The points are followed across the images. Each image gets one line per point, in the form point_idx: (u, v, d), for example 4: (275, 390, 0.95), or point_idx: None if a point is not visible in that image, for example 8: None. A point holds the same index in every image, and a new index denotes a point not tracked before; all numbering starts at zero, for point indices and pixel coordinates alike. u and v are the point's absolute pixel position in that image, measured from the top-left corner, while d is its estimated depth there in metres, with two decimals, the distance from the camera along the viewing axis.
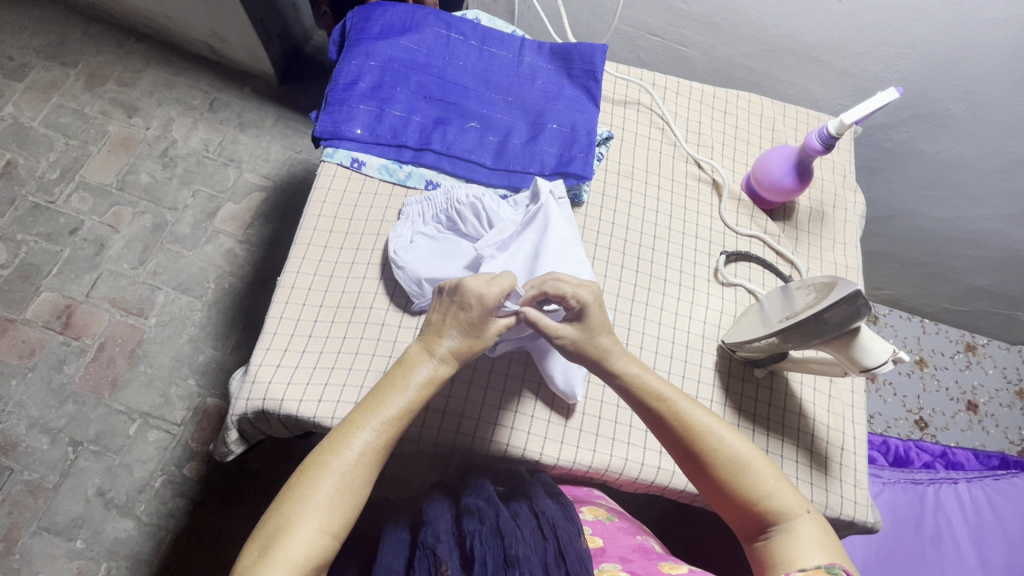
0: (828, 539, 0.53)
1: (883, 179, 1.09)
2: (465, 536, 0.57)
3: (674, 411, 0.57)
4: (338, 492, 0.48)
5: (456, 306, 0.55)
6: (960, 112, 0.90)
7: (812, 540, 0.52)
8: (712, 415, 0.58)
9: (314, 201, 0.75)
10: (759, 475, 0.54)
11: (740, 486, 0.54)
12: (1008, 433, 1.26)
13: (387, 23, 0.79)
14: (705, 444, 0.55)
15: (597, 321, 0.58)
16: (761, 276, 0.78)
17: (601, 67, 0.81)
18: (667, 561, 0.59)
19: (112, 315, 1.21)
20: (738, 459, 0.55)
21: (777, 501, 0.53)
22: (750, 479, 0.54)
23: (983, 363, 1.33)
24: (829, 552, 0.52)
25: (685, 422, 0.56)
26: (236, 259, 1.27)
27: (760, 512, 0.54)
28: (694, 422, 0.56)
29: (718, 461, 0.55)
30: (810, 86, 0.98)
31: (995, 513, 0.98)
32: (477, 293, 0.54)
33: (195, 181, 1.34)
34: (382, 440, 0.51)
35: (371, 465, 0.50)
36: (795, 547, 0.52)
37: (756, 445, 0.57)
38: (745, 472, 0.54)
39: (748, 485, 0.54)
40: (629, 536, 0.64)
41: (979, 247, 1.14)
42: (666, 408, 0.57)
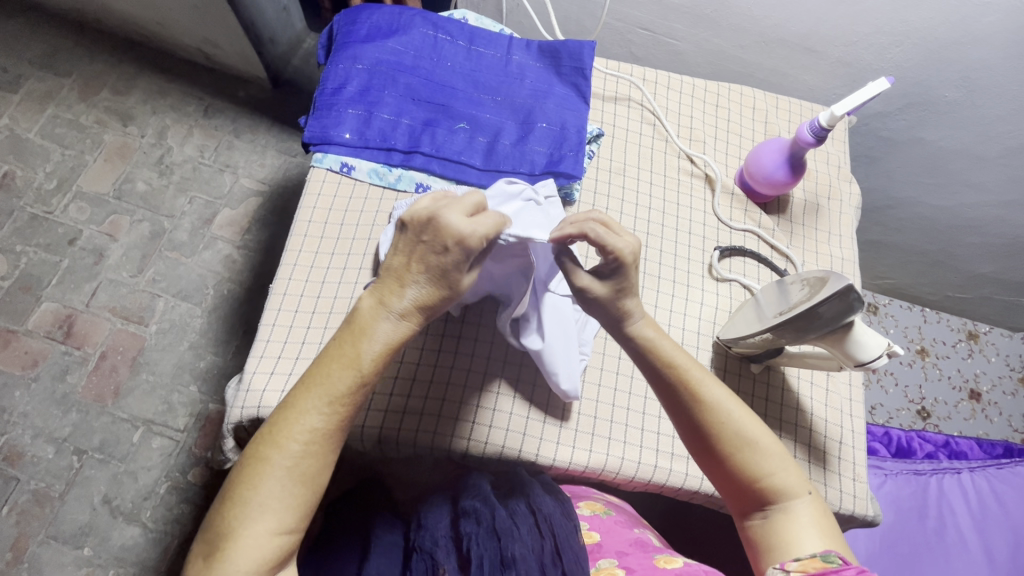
0: (826, 522, 0.53)
1: (880, 167, 1.08)
2: (462, 537, 0.57)
3: (686, 380, 0.55)
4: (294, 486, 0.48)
5: (425, 248, 0.48)
6: (957, 99, 0.89)
7: (809, 522, 0.52)
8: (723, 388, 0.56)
9: (305, 207, 0.75)
10: (764, 453, 0.54)
11: (741, 461, 0.54)
12: (1011, 420, 1.25)
13: (374, 25, 0.79)
14: (713, 417, 0.54)
15: (632, 282, 0.55)
16: (756, 271, 0.77)
17: (590, 64, 0.80)
18: (664, 554, 0.59)
19: (113, 324, 1.22)
20: (744, 436, 0.54)
21: (779, 480, 0.53)
22: (754, 456, 0.54)
23: (985, 351, 1.32)
24: (823, 534, 0.52)
25: (695, 392, 0.55)
26: (235, 265, 1.28)
27: (759, 489, 0.54)
28: (706, 394, 0.55)
29: (725, 436, 0.54)
30: (804, 76, 0.97)
31: (999, 501, 0.98)
32: (458, 235, 0.47)
33: (191, 188, 1.34)
34: (333, 426, 0.49)
35: (326, 450, 0.49)
36: (791, 527, 0.52)
37: (763, 423, 0.56)
38: (750, 449, 0.54)
39: (752, 462, 0.54)
40: (626, 530, 0.63)
41: (979, 233, 1.13)
42: (678, 378, 0.55)
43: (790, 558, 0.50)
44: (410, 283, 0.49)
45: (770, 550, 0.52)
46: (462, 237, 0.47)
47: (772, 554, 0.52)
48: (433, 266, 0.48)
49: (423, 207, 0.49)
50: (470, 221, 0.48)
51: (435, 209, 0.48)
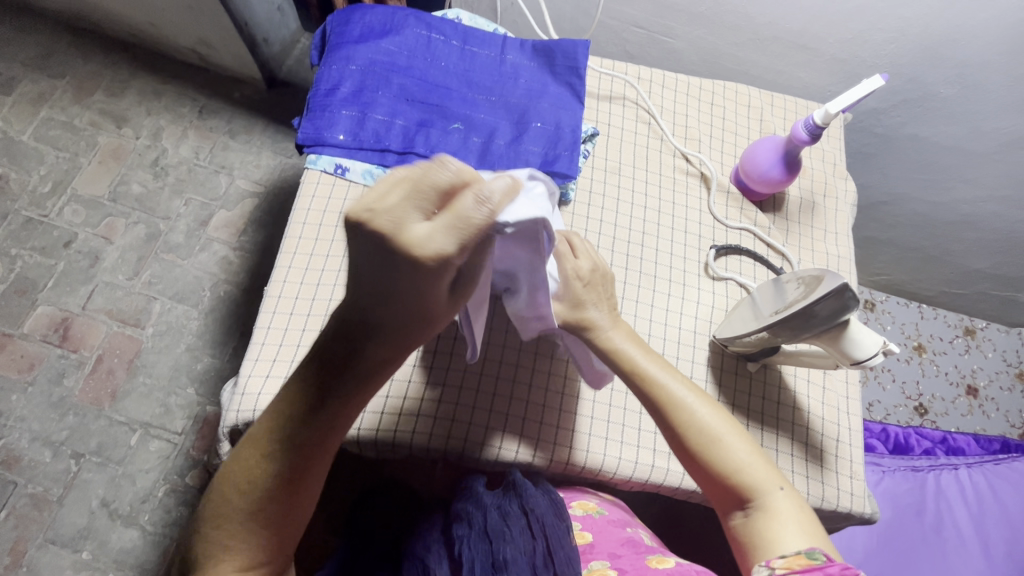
0: (807, 518, 0.52)
1: (876, 164, 1.08)
2: (454, 540, 0.58)
3: (648, 382, 0.58)
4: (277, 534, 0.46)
5: (386, 270, 0.35)
6: (952, 95, 0.89)
7: (789, 519, 0.51)
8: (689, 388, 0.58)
9: (299, 209, 0.75)
10: (732, 449, 0.55)
11: (713, 460, 0.55)
12: (1009, 416, 1.25)
13: (367, 25, 0.78)
14: (678, 416, 0.56)
15: (585, 295, 0.60)
16: (752, 269, 0.77)
17: (584, 63, 0.81)
18: (657, 554, 0.59)
19: (109, 327, 1.21)
20: (714, 435, 0.55)
21: (751, 477, 0.54)
22: (723, 452, 0.55)
23: (982, 347, 1.32)
24: (807, 532, 0.51)
25: (658, 392, 0.57)
26: (231, 267, 1.27)
27: (736, 488, 0.54)
28: (669, 395, 0.57)
29: (692, 434, 0.56)
30: (799, 73, 0.97)
31: (996, 496, 0.98)
32: (436, 257, 0.34)
33: (187, 190, 1.33)
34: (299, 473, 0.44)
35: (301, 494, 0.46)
36: (773, 524, 0.51)
37: (734, 420, 0.57)
38: (719, 446, 0.55)
39: (722, 459, 0.54)
40: (619, 529, 0.63)
41: (975, 229, 1.13)
42: (641, 380, 0.58)
43: (772, 554, 0.50)
44: (371, 309, 0.39)
45: (755, 550, 0.51)
46: (444, 260, 0.34)
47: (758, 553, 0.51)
48: (398, 292, 0.37)
49: (368, 211, 0.33)
50: (451, 233, 0.34)
51: (396, 219, 0.33)
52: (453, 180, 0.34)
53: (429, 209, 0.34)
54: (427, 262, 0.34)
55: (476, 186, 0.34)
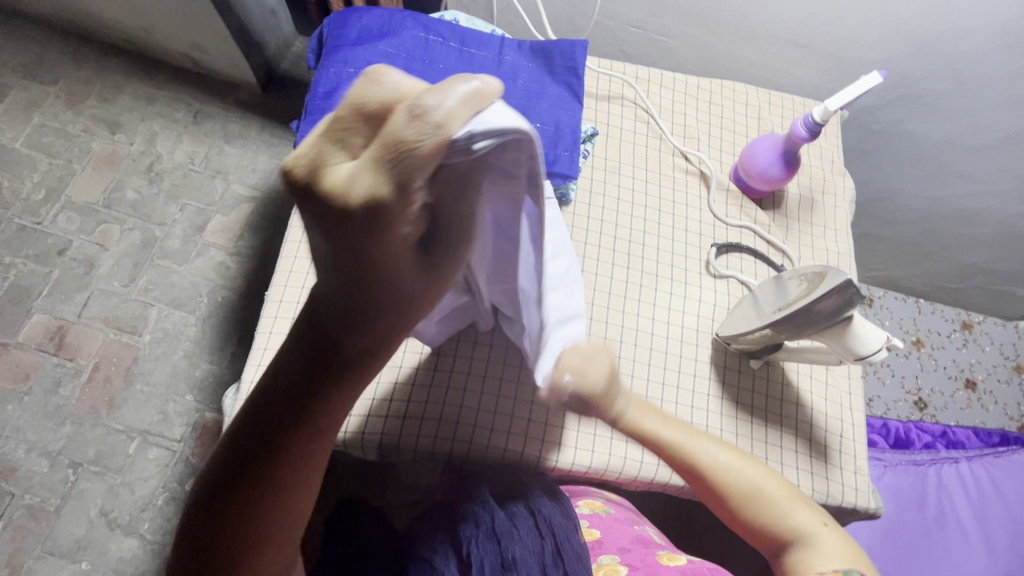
0: (845, 545, 0.56)
1: (872, 161, 1.09)
2: (462, 541, 0.57)
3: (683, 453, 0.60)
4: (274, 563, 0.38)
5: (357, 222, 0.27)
6: (946, 91, 0.90)
7: (831, 552, 0.55)
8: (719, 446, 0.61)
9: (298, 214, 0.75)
10: (770, 498, 0.58)
11: (758, 512, 0.58)
12: (1008, 409, 1.25)
13: (365, 28, 0.78)
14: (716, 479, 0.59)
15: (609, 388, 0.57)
16: (753, 266, 0.78)
17: (582, 64, 0.81)
18: (667, 550, 0.60)
19: (106, 334, 1.20)
20: (747, 487, 0.58)
21: (791, 520, 0.57)
22: (762, 503, 0.58)
23: (980, 340, 1.33)
24: (845, 558, 0.55)
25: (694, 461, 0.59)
26: (229, 272, 1.27)
27: (776, 530, 0.57)
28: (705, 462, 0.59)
29: (732, 493, 0.58)
30: (794, 71, 0.97)
31: (996, 489, 0.99)
32: (356, 196, 0.25)
33: (182, 195, 1.32)
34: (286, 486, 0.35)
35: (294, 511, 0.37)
36: (817, 558, 0.55)
37: (762, 467, 0.60)
38: (757, 498, 0.58)
39: (762, 511, 0.58)
40: (627, 527, 0.63)
41: (969, 224, 1.14)
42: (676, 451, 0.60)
43: None
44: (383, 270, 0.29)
45: None
46: (363, 195, 0.25)
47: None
48: (375, 244, 0.28)
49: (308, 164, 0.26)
50: (368, 165, 0.25)
51: (330, 160, 0.26)
52: (388, 98, 0.26)
53: (358, 144, 0.26)
54: (383, 207, 0.26)
55: (407, 100, 0.25)
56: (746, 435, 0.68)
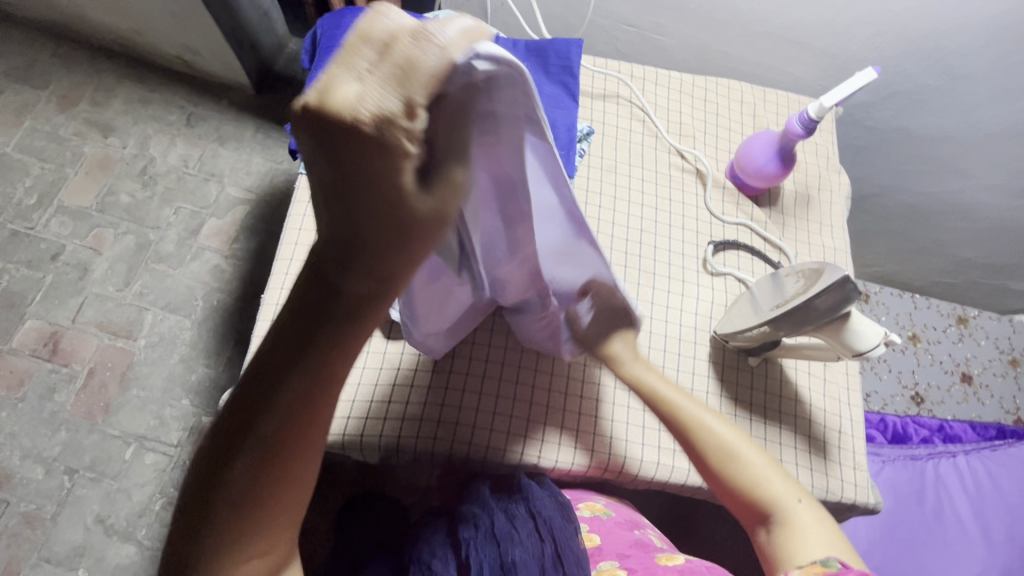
0: (825, 529, 0.53)
1: (866, 157, 1.10)
2: (461, 544, 0.57)
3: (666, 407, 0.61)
4: (268, 530, 0.36)
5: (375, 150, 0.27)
6: (939, 87, 0.90)
7: (808, 532, 0.52)
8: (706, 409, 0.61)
9: (293, 216, 0.75)
10: (748, 464, 0.57)
11: (733, 477, 0.57)
12: (1004, 403, 1.26)
13: None
14: (695, 436, 0.59)
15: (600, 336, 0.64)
16: (750, 263, 0.78)
17: (577, 62, 0.81)
18: (665, 552, 0.60)
19: (100, 339, 1.19)
20: (736, 453, 0.57)
21: (765, 491, 0.55)
22: (739, 468, 0.57)
23: (976, 335, 1.33)
24: (827, 542, 0.52)
25: (676, 414, 0.60)
26: (225, 275, 1.26)
27: (755, 502, 0.56)
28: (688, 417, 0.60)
29: (708, 454, 0.58)
30: (789, 68, 0.98)
31: (995, 483, 0.99)
32: (380, 120, 0.26)
33: (176, 198, 1.32)
34: (294, 437, 0.34)
35: (299, 472, 0.36)
36: (794, 537, 0.52)
37: (748, 438, 0.59)
38: (733, 461, 0.57)
39: (738, 475, 0.56)
40: (626, 531, 0.63)
41: (964, 219, 1.15)
42: (661, 404, 0.61)
43: (792, 561, 0.51)
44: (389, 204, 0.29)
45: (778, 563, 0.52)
46: (389, 117, 0.26)
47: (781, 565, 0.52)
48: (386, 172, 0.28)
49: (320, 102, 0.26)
50: (385, 87, 0.26)
51: (339, 90, 0.26)
52: (392, 29, 0.26)
53: (364, 69, 0.26)
54: (401, 127, 0.27)
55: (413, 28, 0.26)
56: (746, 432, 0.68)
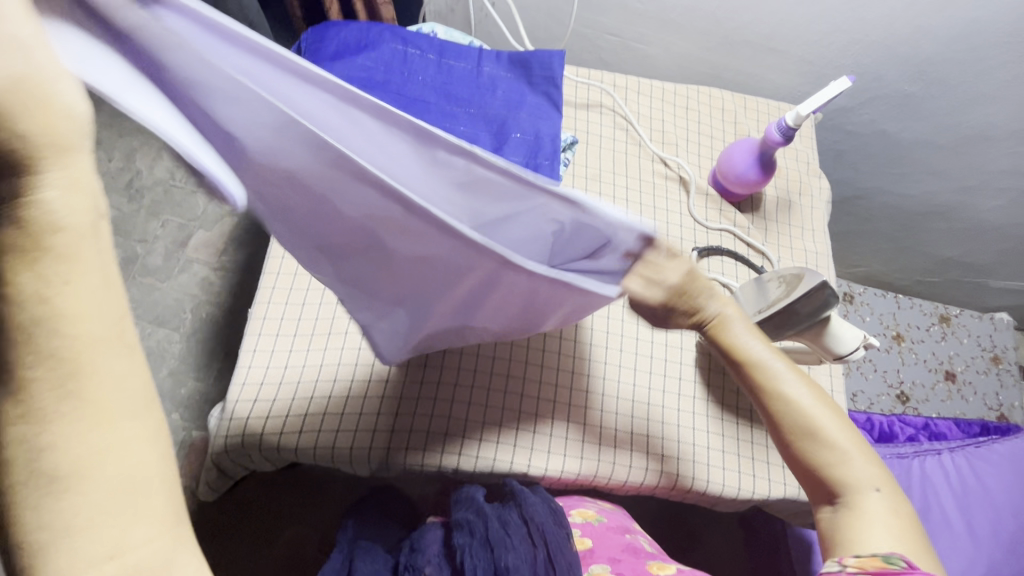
0: (899, 524, 0.51)
1: (847, 161, 1.12)
2: (455, 550, 0.58)
3: (758, 374, 0.56)
4: (44, 525, 0.26)
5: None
6: (915, 92, 0.92)
7: (878, 523, 0.51)
8: (802, 381, 0.56)
9: None
10: (830, 443, 0.54)
11: (808, 453, 0.54)
12: (986, 399, 1.24)
13: (343, 42, 0.79)
14: (779, 407, 0.55)
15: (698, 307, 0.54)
16: (734, 269, 0.79)
17: (559, 73, 0.82)
18: (656, 560, 0.60)
19: None
20: (819, 435, 0.54)
21: (842, 473, 0.53)
22: (817, 446, 0.54)
23: (958, 333, 1.30)
24: (896, 535, 0.50)
25: (765, 383, 0.56)
26: (213, 287, 1.26)
27: (825, 481, 0.54)
28: (777, 388, 0.55)
29: (787, 425, 0.55)
30: (769, 75, 0.99)
31: (980, 480, 1.00)
32: None
33: (163, 211, 1.31)
34: (73, 392, 0.27)
35: (63, 434, 0.26)
36: (855, 521, 0.51)
37: (840, 417, 0.55)
38: (811, 438, 0.54)
39: (813, 452, 0.54)
40: (618, 535, 0.63)
41: (943, 219, 1.17)
42: (753, 370, 0.56)
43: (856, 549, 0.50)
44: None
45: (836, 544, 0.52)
46: None
47: (836, 545, 0.52)
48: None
49: None
50: None
51: None
52: None
53: None
54: None
55: None
56: (733, 436, 0.70)
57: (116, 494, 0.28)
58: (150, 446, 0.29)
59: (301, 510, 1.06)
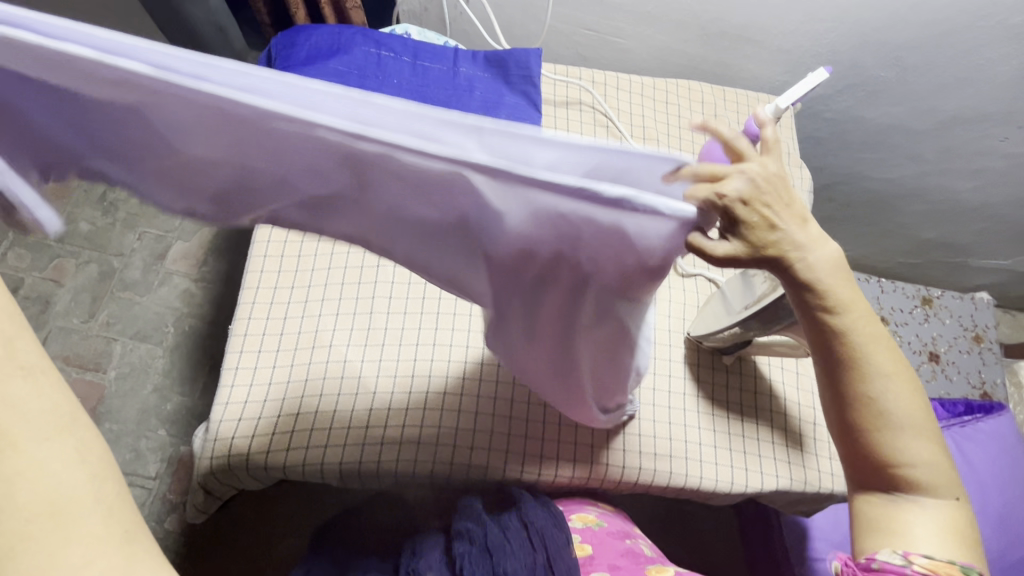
0: (960, 530, 0.45)
1: (828, 148, 1.12)
2: (455, 558, 0.57)
3: (851, 355, 0.42)
4: None
5: None
6: (892, 78, 0.93)
7: (936, 526, 0.44)
8: (898, 368, 0.43)
9: (258, 242, 0.73)
10: (907, 437, 0.44)
11: (881, 447, 0.44)
12: (970, 377, 1.23)
13: (314, 47, 0.77)
14: (864, 393, 0.43)
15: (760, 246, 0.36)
16: (719, 263, 0.79)
17: (537, 72, 0.81)
18: (655, 564, 0.59)
19: (67, 374, 1.15)
20: (889, 421, 0.44)
21: (911, 470, 0.44)
22: (895, 439, 0.44)
23: (940, 314, 1.27)
24: (943, 536, 0.44)
25: (857, 366, 0.43)
26: (195, 299, 1.23)
27: (887, 475, 0.45)
28: (868, 373, 0.43)
29: (868, 413, 0.44)
30: (748, 66, 0.99)
31: (966, 460, 1.01)
32: None
33: (139, 224, 1.28)
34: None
35: None
36: (906, 513, 0.45)
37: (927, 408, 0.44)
38: (892, 431, 0.44)
39: (887, 445, 0.44)
40: (619, 541, 0.62)
41: (922, 202, 1.18)
42: (848, 350, 0.42)
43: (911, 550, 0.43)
44: None
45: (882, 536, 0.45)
46: None
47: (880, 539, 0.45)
48: None
49: None
50: None
51: None
52: None
53: None
54: None
55: None
56: (725, 431, 0.70)
57: (38, 520, 0.27)
58: (74, 465, 0.29)
59: (295, 519, 1.05)
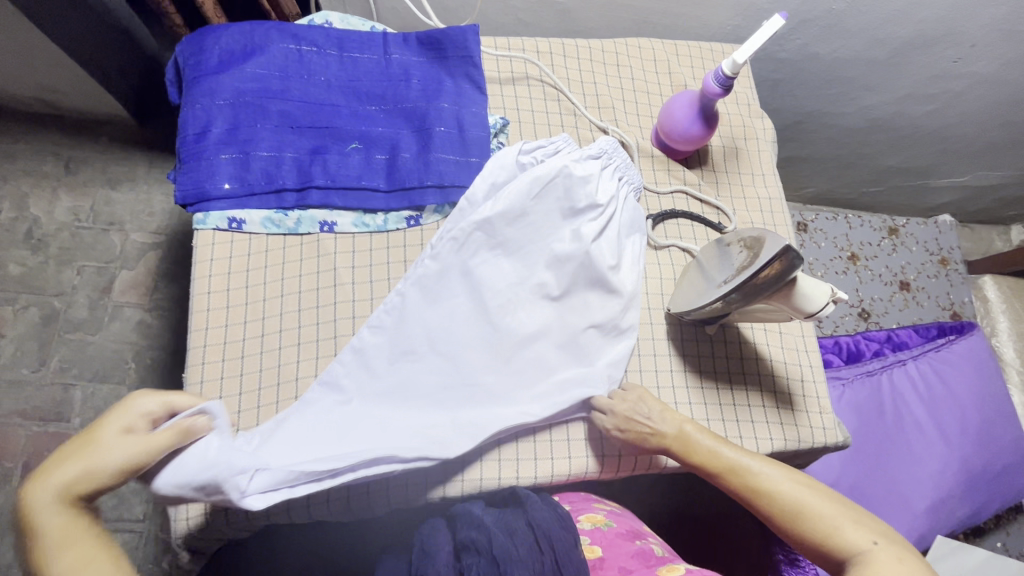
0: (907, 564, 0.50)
1: (785, 88, 1.09)
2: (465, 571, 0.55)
3: (730, 468, 0.58)
4: None
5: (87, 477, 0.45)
6: (844, 10, 0.89)
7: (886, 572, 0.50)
8: (776, 469, 0.57)
9: (198, 277, 0.67)
10: (818, 513, 0.54)
11: (811, 530, 0.54)
12: (940, 301, 1.26)
13: (225, 51, 0.70)
14: (761, 497, 0.56)
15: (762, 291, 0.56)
16: (692, 230, 0.77)
17: (476, 50, 0.75)
18: (668, 564, 0.58)
19: (28, 429, 1.08)
20: (793, 515, 0.55)
21: (839, 537, 0.53)
22: (811, 522, 0.54)
23: (907, 242, 1.28)
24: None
25: (743, 476, 0.57)
26: (151, 330, 1.15)
27: (829, 550, 0.53)
28: (754, 479, 0.57)
29: (774, 509, 0.56)
30: (698, 13, 0.93)
31: (944, 382, 1.04)
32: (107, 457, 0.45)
33: (76, 257, 1.18)
34: None
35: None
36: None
37: (818, 485, 0.56)
38: (805, 515, 0.54)
39: (810, 529, 0.54)
40: (628, 543, 0.61)
41: (883, 130, 1.17)
42: (728, 471, 0.58)
43: None
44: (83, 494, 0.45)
45: None
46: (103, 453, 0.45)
47: None
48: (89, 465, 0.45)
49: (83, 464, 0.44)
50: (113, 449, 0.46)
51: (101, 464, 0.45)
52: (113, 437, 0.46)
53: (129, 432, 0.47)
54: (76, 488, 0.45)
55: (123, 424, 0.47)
56: (715, 402, 0.69)
57: None
58: None
59: None
